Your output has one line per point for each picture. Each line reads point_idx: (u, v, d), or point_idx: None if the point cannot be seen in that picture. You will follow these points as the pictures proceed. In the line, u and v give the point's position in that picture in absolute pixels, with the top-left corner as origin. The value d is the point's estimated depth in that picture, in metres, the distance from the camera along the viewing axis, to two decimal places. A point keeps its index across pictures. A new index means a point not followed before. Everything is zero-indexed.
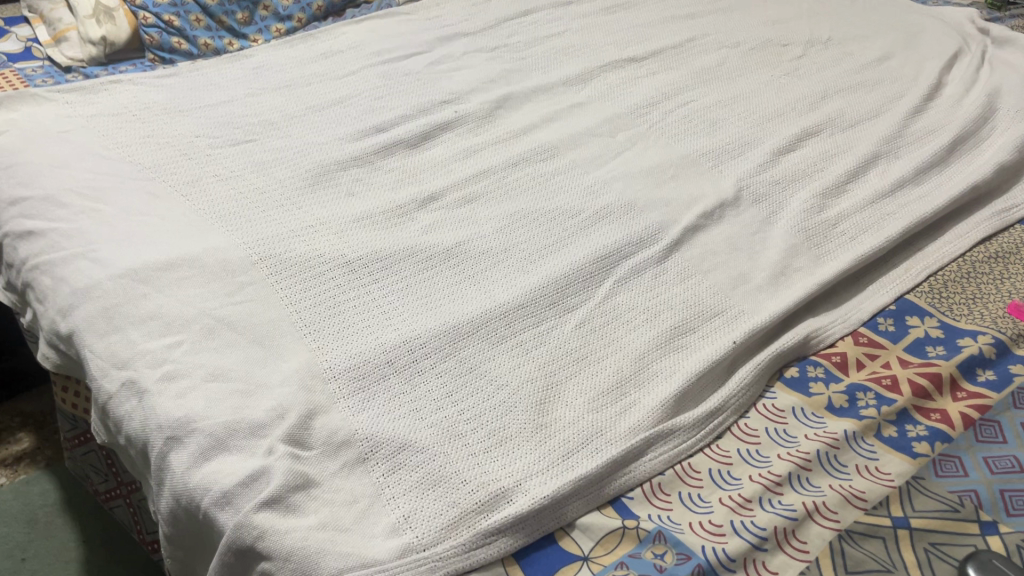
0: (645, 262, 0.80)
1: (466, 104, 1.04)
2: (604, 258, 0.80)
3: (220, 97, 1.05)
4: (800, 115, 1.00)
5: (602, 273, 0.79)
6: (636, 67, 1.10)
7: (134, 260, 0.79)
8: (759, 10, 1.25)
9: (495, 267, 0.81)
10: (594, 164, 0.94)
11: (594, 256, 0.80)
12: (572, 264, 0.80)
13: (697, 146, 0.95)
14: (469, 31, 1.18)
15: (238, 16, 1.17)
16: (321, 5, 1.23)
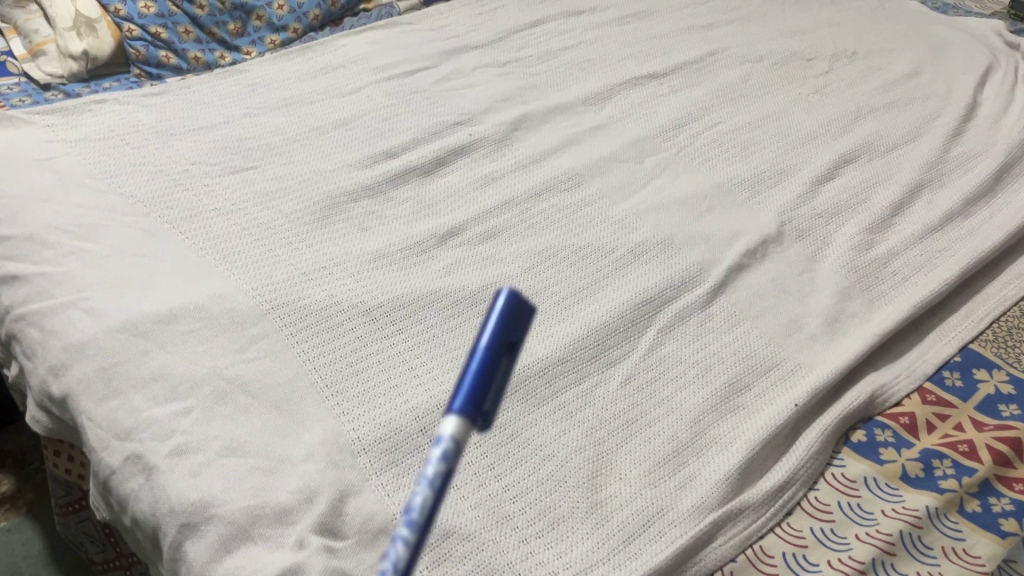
0: (689, 309, 0.74)
1: (480, 125, 0.97)
2: (645, 304, 0.74)
3: (214, 118, 0.97)
4: (835, 137, 0.95)
5: (644, 321, 0.73)
6: (658, 84, 1.04)
7: (131, 312, 0.71)
8: (778, 19, 1.19)
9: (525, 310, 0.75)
10: (622, 193, 0.88)
11: (634, 301, 0.75)
12: (612, 311, 0.74)
13: (731, 173, 0.90)
14: (477, 44, 1.11)
15: (229, 27, 1.10)
16: (317, 14, 1.16)
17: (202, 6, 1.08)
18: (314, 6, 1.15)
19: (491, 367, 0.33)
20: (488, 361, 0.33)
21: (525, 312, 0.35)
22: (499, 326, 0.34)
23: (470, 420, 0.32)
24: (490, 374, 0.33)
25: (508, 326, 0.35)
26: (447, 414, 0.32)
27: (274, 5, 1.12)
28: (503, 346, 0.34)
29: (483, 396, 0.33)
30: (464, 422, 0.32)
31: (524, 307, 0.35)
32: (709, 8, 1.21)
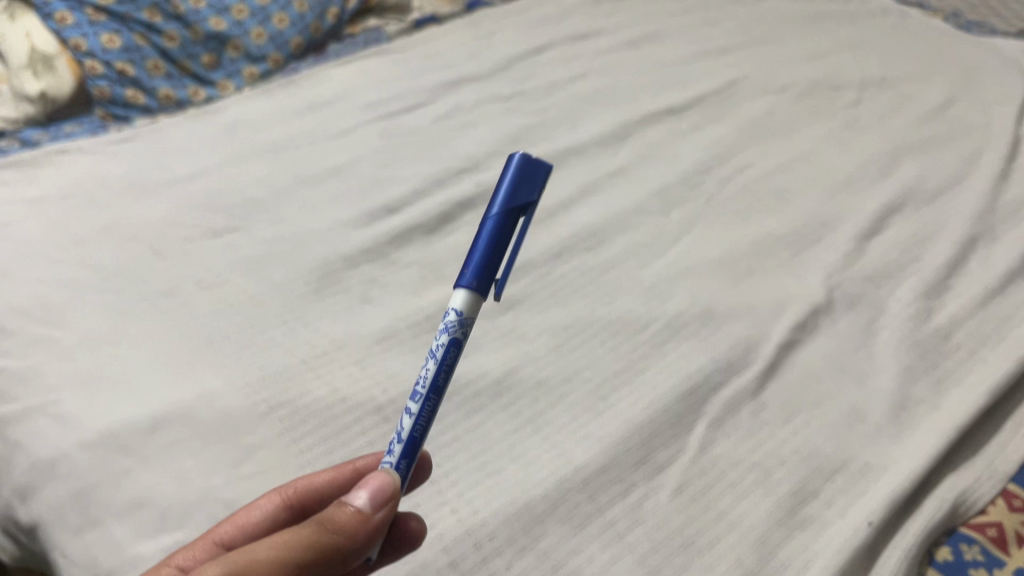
0: (740, 397, 0.67)
1: (488, 173, 0.89)
2: (691, 394, 0.67)
3: (192, 168, 0.87)
4: (874, 182, 0.88)
5: (692, 413, 0.66)
6: (677, 120, 0.96)
7: (109, 420, 0.62)
8: (796, 42, 1.12)
9: (550, 401, 0.67)
10: (650, 252, 0.80)
11: (679, 390, 0.67)
12: (656, 404, 0.66)
13: (768, 227, 0.82)
14: (479, 73, 1.02)
15: (202, 59, 0.99)
16: (300, 42, 1.06)
17: (172, 37, 0.97)
18: (296, 32, 1.05)
19: (502, 231, 0.46)
20: (497, 237, 0.46)
21: (539, 170, 0.48)
22: (508, 193, 0.47)
23: (479, 291, 0.46)
24: (500, 241, 0.46)
25: (520, 188, 0.47)
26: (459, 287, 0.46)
27: (252, 33, 1.02)
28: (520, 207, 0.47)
29: (490, 265, 0.46)
30: (472, 296, 0.46)
31: (533, 166, 0.48)
32: (722, 29, 1.13)
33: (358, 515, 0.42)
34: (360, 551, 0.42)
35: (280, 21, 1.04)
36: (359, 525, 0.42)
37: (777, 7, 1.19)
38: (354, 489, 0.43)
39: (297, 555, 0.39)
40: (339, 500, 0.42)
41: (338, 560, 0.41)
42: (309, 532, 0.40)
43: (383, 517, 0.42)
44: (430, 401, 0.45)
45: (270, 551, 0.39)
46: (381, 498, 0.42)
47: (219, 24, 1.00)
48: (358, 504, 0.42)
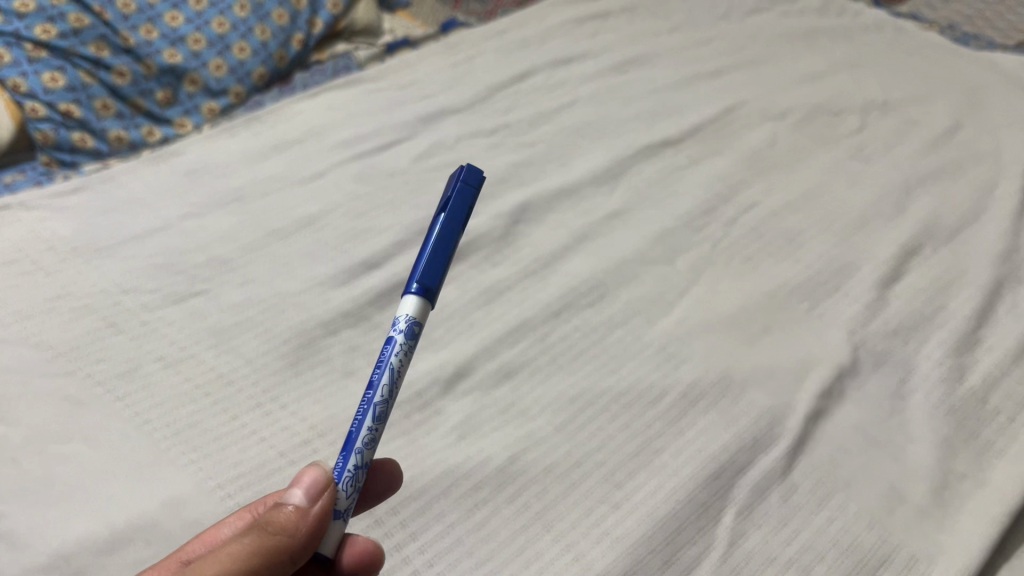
0: (768, 480, 0.61)
1: (475, 218, 0.82)
2: (715, 479, 0.60)
3: (147, 223, 0.79)
4: (888, 219, 0.82)
5: (718, 501, 0.59)
6: (673, 153, 0.90)
7: (59, 540, 0.54)
8: (791, 61, 1.06)
9: (560, 491, 0.60)
10: (657, 307, 0.74)
11: (702, 476, 0.60)
12: (677, 493, 0.59)
13: (781, 277, 0.76)
14: (458, 104, 0.95)
15: (156, 96, 0.91)
16: (263, 72, 0.97)
17: (122, 73, 0.88)
18: (258, 62, 0.97)
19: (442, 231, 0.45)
20: (441, 237, 0.45)
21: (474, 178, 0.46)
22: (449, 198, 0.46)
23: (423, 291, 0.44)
24: (446, 243, 0.45)
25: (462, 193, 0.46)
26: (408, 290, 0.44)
27: (210, 65, 0.94)
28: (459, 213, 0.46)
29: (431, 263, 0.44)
30: (421, 298, 0.44)
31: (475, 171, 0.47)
32: (713, 48, 1.07)
33: (296, 512, 0.40)
34: (310, 545, 0.41)
35: (241, 50, 0.96)
36: (297, 523, 0.40)
37: (767, 23, 1.14)
38: (290, 488, 0.41)
39: (244, 566, 0.39)
40: (278, 501, 0.41)
41: (287, 559, 0.40)
42: (252, 541, 0.39)
43: (323, 508, 0.40)
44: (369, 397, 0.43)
45: (214, 571, 0.38)
46: (316, 491, 0.40)
47: (173, 56, 0.92)
48: (295, 501, 0.40)
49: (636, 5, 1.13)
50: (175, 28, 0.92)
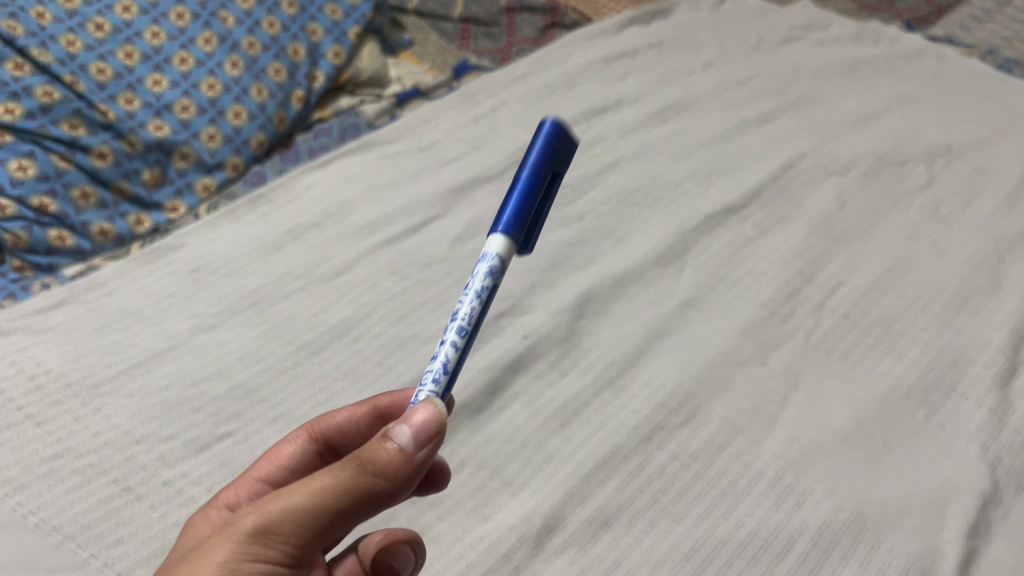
0: None
1: (532, 317, 0.71)
2: None
3: (151, 344, 0.67)
4: (987, 296, 0.74)
5: None
6: (738, 221, 0.81)
7: None
8: (839, 100, 0.97)
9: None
10: (760, 422, 0.64)
11: None
12: None
13: (890, 376, 0.67)
14: (490, 172, 0.84)
15: (142, 176, 0.78)
16: (262, 139, 0.85)
17: (103, 154, 0.75)
18: (256, 127, 0.85)
19: (536, 185, 0.41)
20: (534, 190, 0.41)
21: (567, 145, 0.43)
22: (544, 150, 0.41)
23: (516, 239, 0.40)
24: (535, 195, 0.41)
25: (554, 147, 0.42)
26: (493, 234, 0.40)
27: (203, 135, 0.81)
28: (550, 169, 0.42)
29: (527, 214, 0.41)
30: (510, 241, 0.40)
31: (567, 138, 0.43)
32: (754, 88, 0.98)
33: (400, 455, 0.36)
34: (406, 485, 0.37)
35: (236, 115, 0.83)
36: (399, 465, 0.36)
37: (804, 56, 1.05)
38: (396, 422, 0.37)
39: (330, 503, 0.35)
40: (381, 432, 0.37)
41: (379, 499, 0.36)
42: (346, 476, 0.36)
43: (427, 455, 0.37)
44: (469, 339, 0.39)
45: (300, 502, 0.35)
46: (425, 436, 0.36)
47: (160, 128, 0.79)
48: (400, 441, 0.36)
49: (663, 41, 1.04)
50: (159, 95, 0.79)
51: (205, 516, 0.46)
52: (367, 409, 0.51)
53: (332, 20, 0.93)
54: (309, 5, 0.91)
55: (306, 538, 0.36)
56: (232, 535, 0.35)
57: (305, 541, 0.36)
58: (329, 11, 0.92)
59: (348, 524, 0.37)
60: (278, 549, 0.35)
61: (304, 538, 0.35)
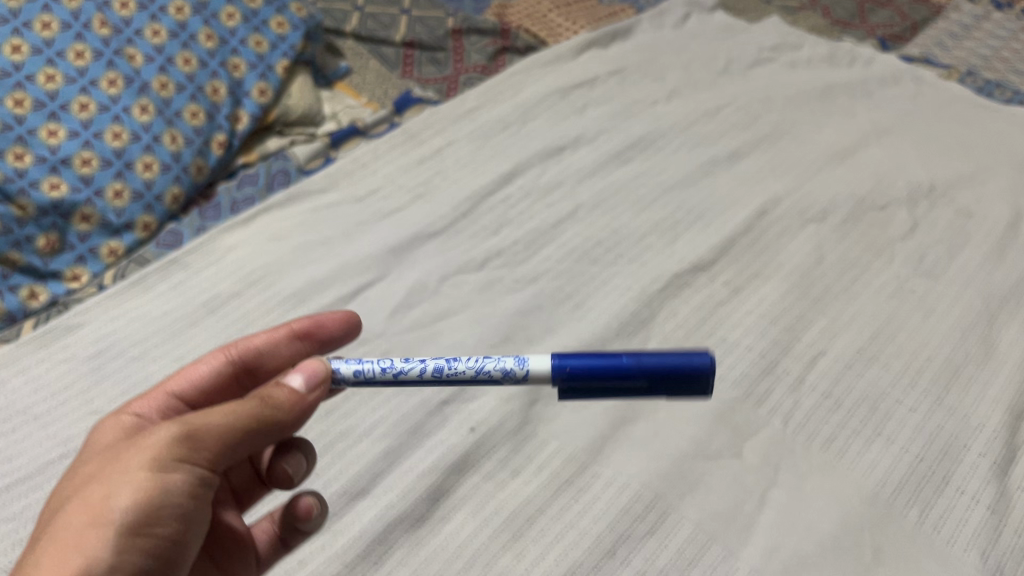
0: None
1: (480, 405, 0.64)
2: None
3: (41, 453, 0.58)
4: (981, 365, 0.67)
5: None
6: (706, 280, 0.74)
7: None
8: (814, 132, 0.90)
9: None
10: (735, 528, 0.57)
11: None
12: None
13: (878, 468, 0.61)
14: (435, 227, 0.76)
15: (36, 244, 0.68)
16: (178, 193, 0.76)
17: None
18: (171, 180, 0.75)
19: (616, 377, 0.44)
20: (618, 367, 0.44)
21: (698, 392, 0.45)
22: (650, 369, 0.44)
23: (554, 376, 0.45)
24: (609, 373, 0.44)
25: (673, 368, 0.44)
26: (560, 359, 0.45)
27: (107, 193, 0.71)
28: (636, 370, 0.44)
29: (596, 376, 0.45)
30: (551, 373, 0.45)
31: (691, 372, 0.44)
32: (723, 120, 0.90)
33: (293, 394, 0.44)
34: (296, 424, 0.44)
35: (147, 167, 0.74)
36: (295, 403, 0.44)
37: (775, 80, 0.97)
38: (290, 373, 0.45)
39: (243, 423, 0.41)
40: (274, 382, 0.44)
41: (277, 430, 0.43)
42: (254, 407, 0.42)
43: (316, 399, 0.45)
44: (432, 377, 0.47)
45: (218, 420, 0.40)
46: (314, 382, 0.45)
47: (56, 187, 0.69)
48: (292, 386, 0.44)
49: (624, 66, 0.96)
50: (55, 148, 0.69)
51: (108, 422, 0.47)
52: (285, 331, 0.54)
53: (257, 53, 0.84)
54: (230, 37, 0.83)
55: (219, 450, 0.41)
56: (154, 443, 0.40)
57: (222, 455, 0.41)
58: (253, 43, 0.84)
59: (252, 449, 0.42)
60: (197, 456, 0.40)
61: (222, 450, 0.41)
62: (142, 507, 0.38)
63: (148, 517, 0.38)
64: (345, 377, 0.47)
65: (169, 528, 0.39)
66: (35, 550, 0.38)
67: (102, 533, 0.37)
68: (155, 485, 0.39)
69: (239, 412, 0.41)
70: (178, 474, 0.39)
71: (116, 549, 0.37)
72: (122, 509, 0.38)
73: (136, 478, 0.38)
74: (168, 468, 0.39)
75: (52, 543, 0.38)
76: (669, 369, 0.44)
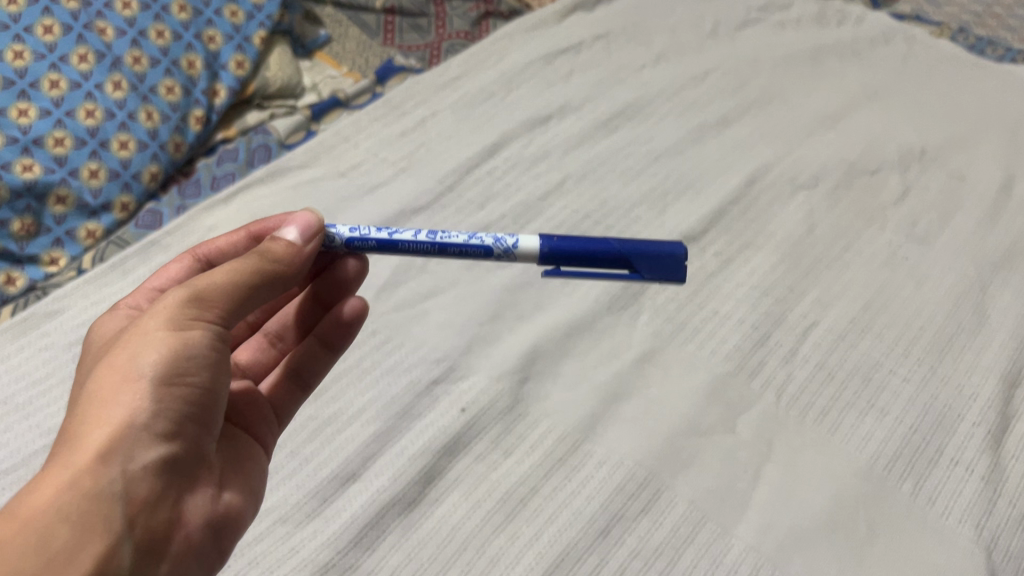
0: None
1: (471, 383, 0.63)
2: None
3: (25, 443, 0.57)
4: (975, 333, 0.67)
5: None
6: (697, 251, 0.73)
7: None
8: (804, 95, 0.89)
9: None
10: (731, 505, 0.57)
11: None
12: None
13: (871, 441, 0.60)
14: (420, 201, 0.74)
15: (11, 227, 0.66)
16: (156, 172, 0.74)
17: None
18: (149, 159, 0.73)
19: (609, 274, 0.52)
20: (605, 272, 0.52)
21: (673, 277, 0.51)
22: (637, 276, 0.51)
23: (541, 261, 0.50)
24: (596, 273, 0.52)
25: (649, 266, 0.51)
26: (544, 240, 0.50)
27: (83, 173, 0.69)
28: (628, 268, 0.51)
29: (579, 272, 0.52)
30: (535, 254, 0.50)
31: (671, 268, 0.51)
32: (712, 84, 0.89)
33: (292, 247, 0.46)
34: (297, 274, 0.46)
35: (124, 145, 0.72)
36: (294, 255, 0.45)
37: (764, 42, 0.95)
38: (285, 227, 0.47)
39: (247, 279, 0.43)
40: (270, 238, 0.46)
41: (281, 282, 0.45)
42: (255, 262, 0.43)
43: (313, 249, 0.47)
44: (426, 246, 0.50)
45: (224, 276, 0.42)
46: (310, 234, 0.47)
47: (29, 168, 0.66)
48: (289, 240, 0.46)
49: (610, 30, 0.94)
50: (27, 128, 0.67)
51: (109, 319, 0.48)
52: (243, 232, 0.54)
53: (233, 24, 0.82)
54: (204, 8, 0.80)
55: (231, 301, 0.42)
56: (167, 306, 0.41)
57: (231, 310, 0.42)
58: (229, 13, 0.82)
59: (258, 301, 0.44)
60: (211, 311, 0.41)
61: (230, 305, 0.42)
62: (171, 360, 0.39)
63: (179, 366, 0.40)
64: (339, 236, 0.50)
65: (200, 378, 0.41)
66: (75, 413, 0.39)
67: (137, 387, 0.39)
68: (177, 342, 0.40)
69: (243, 266, 0.42)
70: (195, 332, 0.41)
71: (154, 399, 0.39)
72: (150, 365, 0.39)
73: (156, 338, 0.40)
74: (184, 327, 0.40)
75: (88, 402, 0.39)
76: (647, 255, 0.50)
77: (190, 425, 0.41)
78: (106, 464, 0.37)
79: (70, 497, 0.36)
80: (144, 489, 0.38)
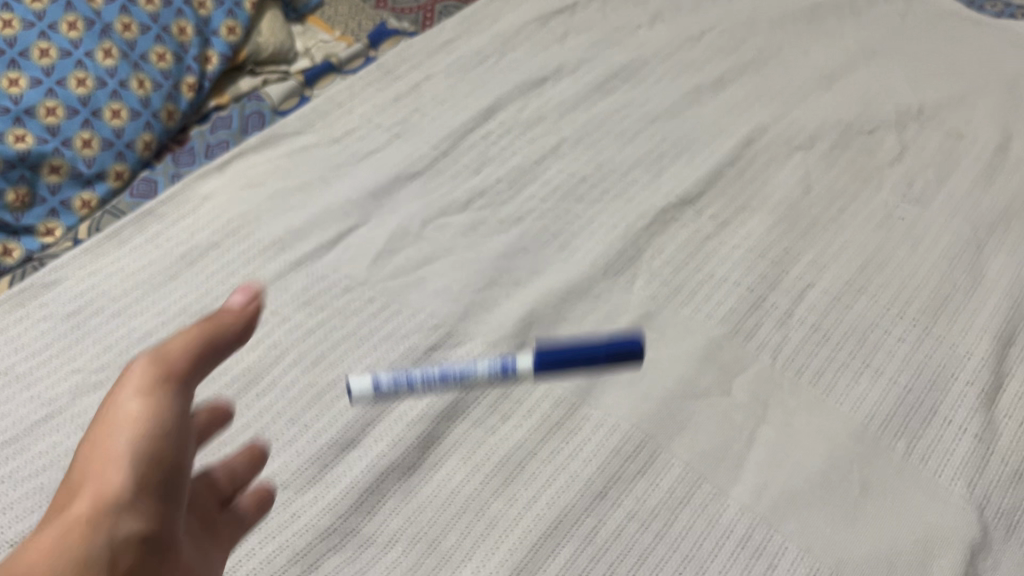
0: None
1: (468, 349, 0.63)
2: None
3: (26, 415, 0.57)
4: (970, 293, 0.67)
5: None
6: (693, 215, 0.72)
7: None
8: (801, 55, 0.88)
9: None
10: (725, 467, 0.58)
11: None
12: None
13: (865, 401, 0.61)
14: (415, 167, 0.74)
15: (6, 198, 0.66)
16: (150, 141, 0.73)
17: None
18: (141, 127, 0.73)
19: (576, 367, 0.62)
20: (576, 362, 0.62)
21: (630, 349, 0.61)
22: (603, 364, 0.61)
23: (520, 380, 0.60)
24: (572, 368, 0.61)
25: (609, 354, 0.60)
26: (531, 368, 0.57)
27: (76, 143, 0.69)
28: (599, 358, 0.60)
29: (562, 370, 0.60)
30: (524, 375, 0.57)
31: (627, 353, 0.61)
32: (709, 45, 0.88)
33: (238, 308, 0.45)
34: (246, 342, 0.45)
35: (115, 114, 0.71)
36: (241, 317, 0.44)
37: None
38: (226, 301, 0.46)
39: (198, 343, 0.42)
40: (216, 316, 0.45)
41: (231, 348, 0.44)
42: (202, 330, 0.43)
43: (257, 312, 0.46)
44: None
45: (179, 343, 0.42)
46: (250, 295, 0.46)
47: (21, 138, 0.66)
48: (234, 306, 0.45)
49: None
50: (18, 98, 0.67)
51: None
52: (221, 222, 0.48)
53: None
54: None
55: (189, 370, 0.42)
56: (130, 379, 0.40)
57: (188, 378, 0.42)
58: None
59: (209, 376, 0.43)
60: (176, 371, 0.41)
61: (187, 374, 0.42)
62: (145, 424, 0.39)
63: (150, 447, 0.38)
64: None
65: (170, 451, 0.39)
66: (51, 516, 0.37)
67: (112, 466, 0.37)
68: (144, 411, 0.39)
69: (192, 329, 0.42)
70: (159, 401, 0.40)
71: (137, 467, 0.37)
72: (125, 444, 0.38)
73: (125, 415, 0.39)
74: (147, 396, 0.40)
75: (70, 491, 0.37)
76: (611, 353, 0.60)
77: (171, 509, 0.39)
78: (91, 531, 0.34)
79: (58, 559, 0.33)
80: (135, 551, 0.35)
